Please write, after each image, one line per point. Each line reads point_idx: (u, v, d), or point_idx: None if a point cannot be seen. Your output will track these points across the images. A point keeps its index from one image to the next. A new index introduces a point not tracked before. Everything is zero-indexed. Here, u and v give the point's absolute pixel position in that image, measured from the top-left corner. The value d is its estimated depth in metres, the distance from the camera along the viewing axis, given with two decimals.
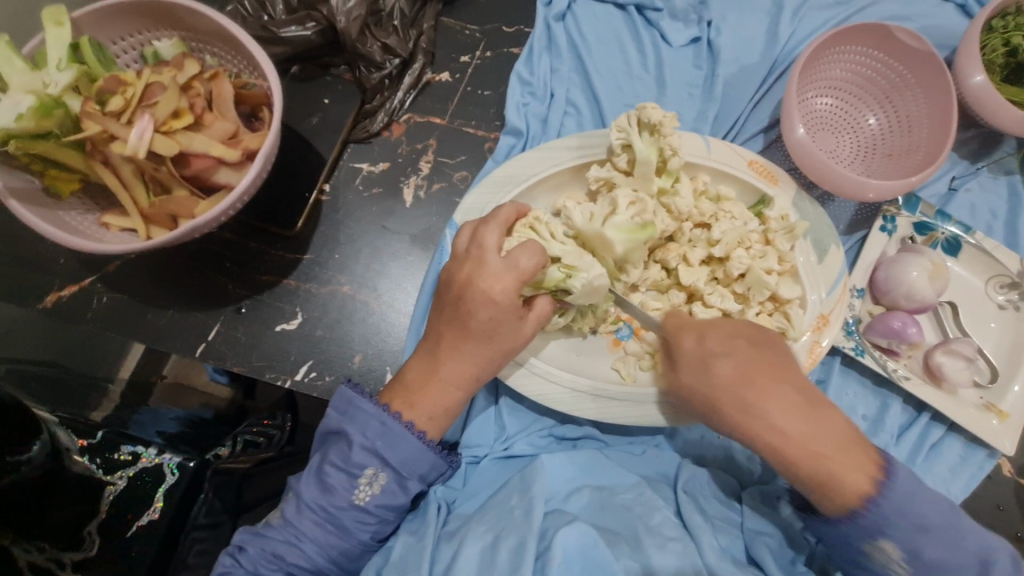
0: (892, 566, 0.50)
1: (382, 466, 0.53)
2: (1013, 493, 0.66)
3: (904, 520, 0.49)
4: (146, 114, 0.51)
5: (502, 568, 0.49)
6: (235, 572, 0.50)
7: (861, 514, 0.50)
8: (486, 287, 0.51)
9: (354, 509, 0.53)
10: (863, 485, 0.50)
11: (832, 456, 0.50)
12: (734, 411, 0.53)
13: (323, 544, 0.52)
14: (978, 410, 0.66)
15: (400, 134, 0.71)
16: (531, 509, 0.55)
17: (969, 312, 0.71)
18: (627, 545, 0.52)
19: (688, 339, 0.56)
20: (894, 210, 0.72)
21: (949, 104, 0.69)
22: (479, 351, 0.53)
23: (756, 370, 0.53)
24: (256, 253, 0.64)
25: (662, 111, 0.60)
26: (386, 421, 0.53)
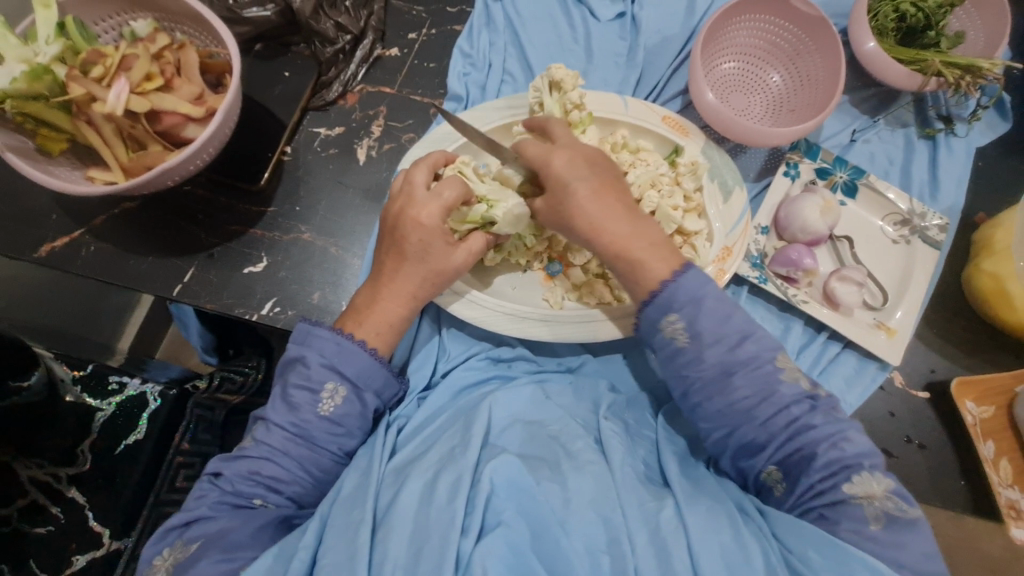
0: (676, 338, 0.57)
1: (341, 380, 0.60)
2: (904, 402, 0.75)
3: (689, 300, 0.56)
4: (123, 78, 0.60)
5: (440, 503, 0.52)
6: (212, 495, 0.57)
7: (656, 293, 0.57)
8: (416, 214, 0.61)
9: (320, 420, 0.59)
10: (662, 271, 0.57)
11: (634, 241, 0.58)
12: (582, 197, 0.58)
13: (297, 457, 0.58)
14: (870, 329, 0.74)
15: (354, 103, 0.79)
16: (468, 444, 0.58)
17: (867, 246, 0.79)
18: (548, 469, 0.56)
19: (557, 159, 0.60)
20: (796, 157, 0.81)
21: (838, 60, 0.78)
22: (415, 270, 0.62)
23: (607, 188, 0.59)
24: (226, 206, 0.73)
25: (566, 71, 0.70)
26: (341, 342, 0.60)
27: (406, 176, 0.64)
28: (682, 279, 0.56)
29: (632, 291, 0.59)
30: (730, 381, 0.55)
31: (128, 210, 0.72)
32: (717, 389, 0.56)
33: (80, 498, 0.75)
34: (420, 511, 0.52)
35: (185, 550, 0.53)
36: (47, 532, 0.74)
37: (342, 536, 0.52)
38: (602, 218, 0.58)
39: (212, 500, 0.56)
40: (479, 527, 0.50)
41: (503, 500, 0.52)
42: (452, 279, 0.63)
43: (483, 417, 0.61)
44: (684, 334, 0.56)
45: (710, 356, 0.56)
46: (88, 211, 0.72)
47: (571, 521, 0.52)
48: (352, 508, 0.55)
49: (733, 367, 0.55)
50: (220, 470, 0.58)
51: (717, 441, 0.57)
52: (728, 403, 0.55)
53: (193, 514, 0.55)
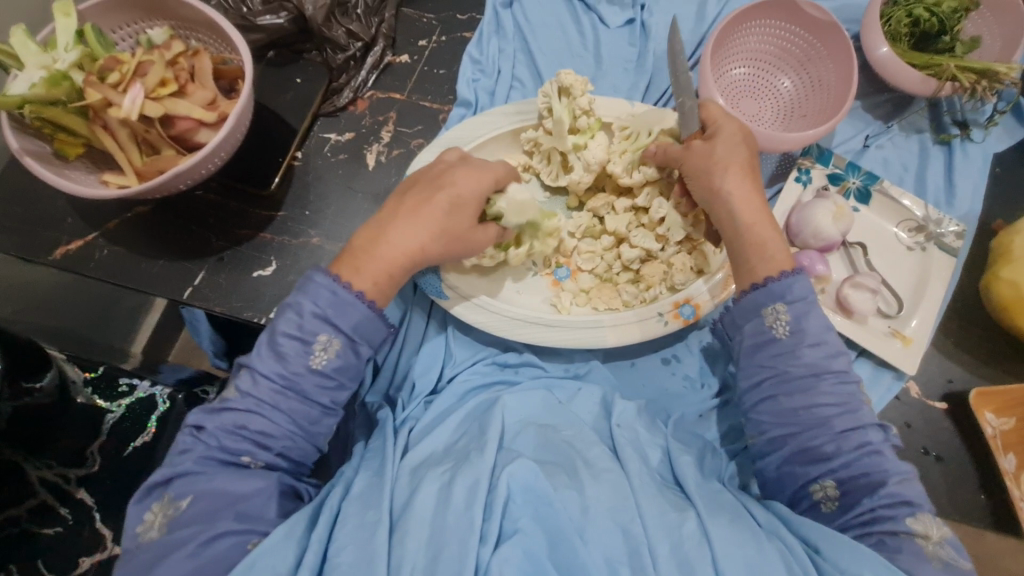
0: (776, 327, 0.58)
1: (335, 333, 0.57)
2: (919, 412, 0.73)
3: (805, 297, 0.58)
4: (138, 83, 0.61)
5: (459, 505, 0.52)
6: (200, 449, 0.54)
7: (773, 278, 0.59)
8: (441, 171, 0.64)
9: (311, 374, 0.56)
10: (783, 261, 0.60)
11: (761, 226, 0.61)
12: (727, 175, 0.62)
13: (287, 412, 0.55)
14: (885, 337, 0.73)
15: (364, 109, 0.80)
16: (485, 448, 0.58)
17: (882, 252, 0.78)
18: (566, 474, 0.55)
19: (730, 126, 0.64)
20: (807, 163, 0.80)
21: (850, 65, 0.77)
22: (415, 222, 0.61)
23: (752, 173, 0.63)
24: (237, 211, 0.74)
25: (576, 76, 0.69)
26: (336, 291, 0.57)
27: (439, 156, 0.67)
28: (799, 277, 0.59)
29: (751, 269, 0.61)
30: (818, 383, 0.56)
31: (141, 214, 0.73)
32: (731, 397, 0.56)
33: (89, 499, 0.75)
34: (437, 511, 0.52)
35: (175, 506, 0.51)
36: (54, 533, 0.74)
37: (356, 535, 0.51)
38: (744, 185, 0.62)
39: (199, 453, 0.54)
40: (497, 535, 0.50)
41: (521, 507, 0.52)
42: (455, 230, 0.62)
43: (498, 421, 0.61)
44: (784, 327, 0.58)
45: (808, 354, 0.57)
46: (103, 215, 0.73)
47: (588, 530, 0.51)
48: (365, 508, 0.54)
49: (821, 370, 0.56)
50: (202, 424, 0.54)
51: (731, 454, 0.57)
52: (793, 370, 0.57)
53: (176, 469, 0.53)
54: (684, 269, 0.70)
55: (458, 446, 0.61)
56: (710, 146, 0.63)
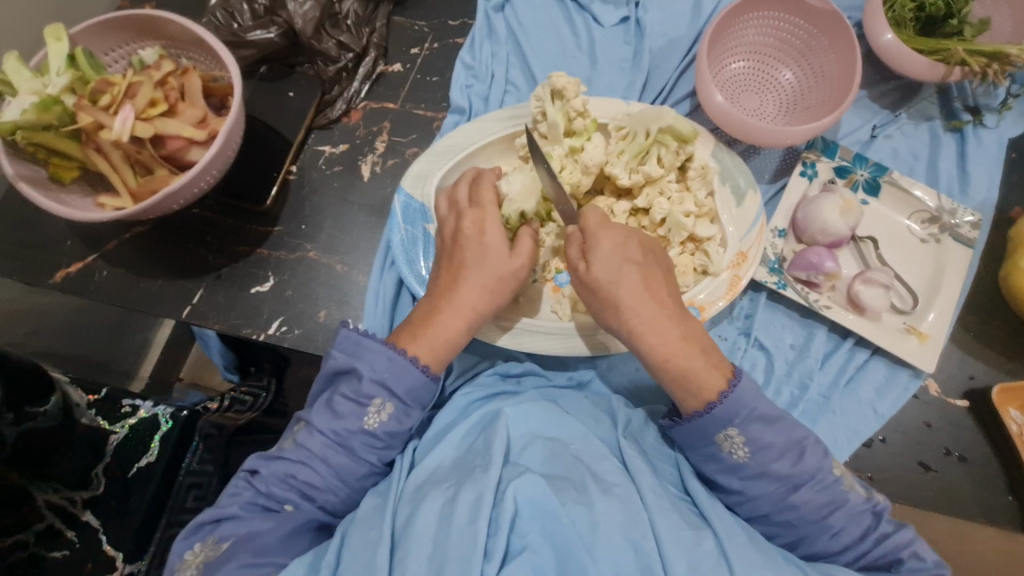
0: (734, 453, 0.58)
1: (389, 397, 0.58)
2: (941, 411, 0.70)
3: (748, 414, 0.57)
4: (127, 105, 0.61)
5: (462, 521, 0.50)
6: (246, 495, 0.56)
7: (714, 405, 0.57)
8: (474, 227, 0.63)
9: (363, 433, 0.58)
10: (718, 383, 0.58)
11: (689, 354, 0.59)
12: (626, 308, 0.59)
13: (336, 466, 0.57)
14: (900, 334, 0.70)
15: (358, 120, 0.79)
16: (489, 463, 0.56)
17: (894, 246, 0.75)
18: (574, 489, 0.54)
19: (607, 243, 0.61)
20: (813, 156, 0.77)
21: (853, 55, 0.75)
22: (477, 278, 0.61)
23: (653, 284, 0.61)
24: (233, 227, 0.73)
25: (568, 78, 0.68)
26: (393, 357, 0.58)
27: (451, 197, 0.66)
28: (739, 390, 0.57)
29: (682, 400, 0.60)
30: (796, 496, 0.56)
31: (139, 235, 0.73)
32: (738, 426, 0.57)
33: (95, 522, 0.73)
34: (441, 529, 0.50)
35: (219, 547, 0.52)
36: (64, 556, 0.73)
37: (360, 555, 0.50)
38: (648, 311, 0.59)
39: (246, 500, 0.55)
40: (502, 552, 0.49)
41: (527, 523, 0.51)
42: (513, 284, 0.62)
43: (503, 434, 0.59)
44: (745, 450, 0.57)
45: (776, 468, 0.57)
46: (102, 236, 0.73)
47: (597, 546, 0.50)
48: (369, 528, 0.53)
49: (797, 481, 0.57)
50: (257, 469, 0.57)
51: (739, 483, 0.58)
52: (764, 491, 0.57)
53: (223, 510, 0.54)
54: (687, 270, 0.68)
55: (464, 461, 0.59)
56: (598, 268, 0.60)
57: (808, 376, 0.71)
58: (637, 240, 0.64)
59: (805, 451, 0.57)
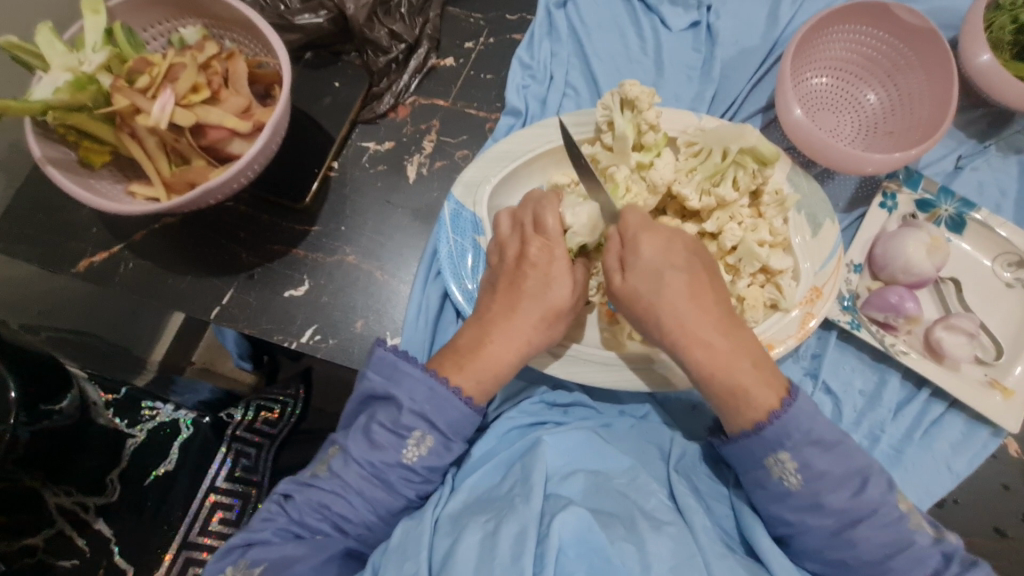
0: (785, 479, 0.50)
1: (429, 429, 0.53)
2: (1020, 472, 0.65)
3: (802, 437, 0.49)
4: (168, 89, 0.56)
5: (504, 560, 0.44)
6: (280, 520, 0.51)
7: (764, 426, 0.49)
8: (540, 254, 0.58)
9: (401, 467, 0.53)
10: (769, 399, 0.50)
11: (744, 371, 0.51)
12: (667, 323, 0.53)
13: (370, 499, 0.52)
14: (982, 387, 0.64)
15: (405, 116, 0.74)
16: (530, 493, 0.50)
17: (978, 290, 0.69)
18: (622, 528, 0.47)
19: (649, 247, 0.55)
20: (894, 186, 0.71)
21: (950, 79, 0.69)
22: (535, 308, 0.57)
23: (700, 290, 0.54)
24: (269, 225, 0.69)
25: (641, 87, 0.62)
26: (434, 385, 0.53)
27: (514, 216, 0.62)
28: (795, 410, 0.49)
29: (729, 420, 0.52)
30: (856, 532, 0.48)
31: (169, 226, 0.69)
32: (806, 471, 0.49)
33: (109, 531, 0.71)
34: (481, 565, 0.44)
35: (250, 573, 0.48)
36: (71, 567, 0.69)
37: None
38: (692, 322, 0.53)
39: (279, 525, 0.51)
40: None
41: (574, 562, 0.45)
42: (569, 317, 0.59)
43: (542, 462, 0.53)
44: (799, 479, 0.49)
45: (832, 501, 0.49)
46: (130, 225, 0.69)
47: None
48: (404, 560, 0.48)
49: (857, 515, 0.48)
50: (290, 494, 0.52)
51: (807, 540, 0.50)
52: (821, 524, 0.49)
53: (254, 534, 0.50)
54: (757, 305, 0.62)
55: (496, 495, 0.53)
56: (635, 279, 0.55)
57: (878, 427, 0.66)
58: (682, 241, 0.57)
59: (868, 482, 0.49)
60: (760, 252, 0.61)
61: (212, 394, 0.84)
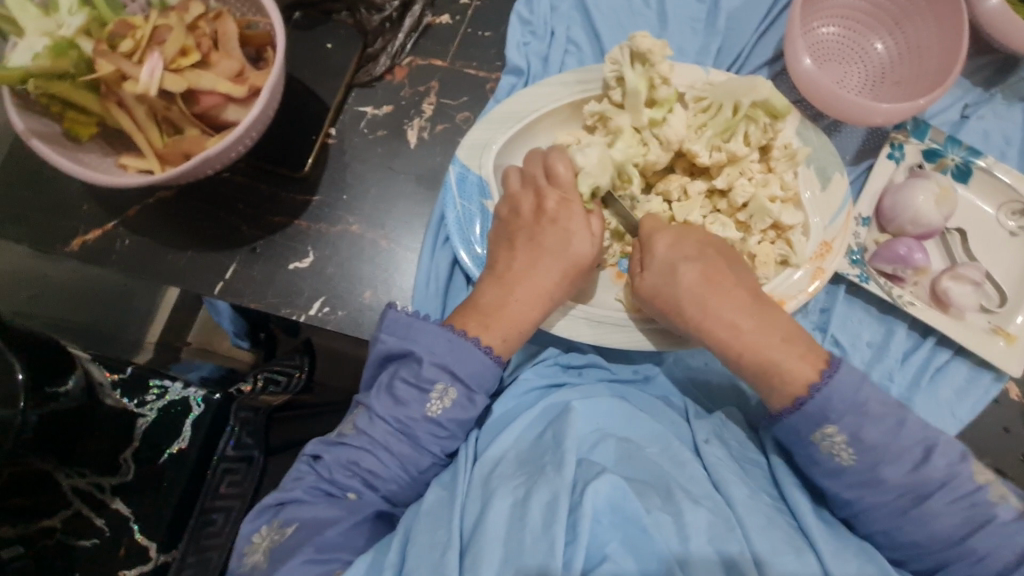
0: (838, 457, 0.49)
1: (452, 380, 0.53)
2: (1021, 415, 0.67)
3: (848, 408, 0.48)
4: (155, 53, 0.53)
5: (535, 528, 0.44)
6: (310, 478, 0.51)
7: (805, 401, 0.50)
8: (557, 209, 0.59)
9: (426, 422, 0.53)
10: (804, 368, 0.51)
11: (771, 347, 0.53)
12: (691, 309, 0.56)
13: (398, 455, 0.52)
14: (986, 334, 0.66)
15: (402, 78, 0.71)
16: (563, 459, 0.49)
17: (983, 238, 0.70)
18: (659, 497, 0.47)
19: (662, 243, 0.59)
20: (901, 137, 0.71)
21: (960, 25, 0.67)
22: (555, 262, 0.58)
23: (716, 276, 0.57)
24: (268, 195, 0.67)
25: (652, 40, 0.60)
26: (453, 338, 0.54)
27: (524, 172, 0.62)
28: (809, 366, 0.49)
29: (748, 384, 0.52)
30: (923, 511, 0.47)
31: (164, 200, 0.66)
32: (839, 425, 0.49)
33: (126, 509, 0.70)
34: (513, 533, 0.45)
35: (283, 532, 0.48)
36: (93, 545, 0.69)
37: (426, 560, 0.45)
38: (717, 310, 0.55)
39: (308, 483, 0.51)
40: (582, 562, 0.43)
41: (607, 531, 0.45)
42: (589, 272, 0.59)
43: (573, 428, 0.53)
44: (851, 454, 0.49)
45: (890, 474, 0.48)
46: (123, 201, 0.66)
47: (688, 562, 0.44)
48: (435, 525, 0.48)
49: (922, 490, 0.47)
50: (319, 454, 0.52)
51: (846, 491, 0.50)
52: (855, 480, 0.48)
53: (287, 493, 0.50)
54: (767, 262, 0.63)
55: (532, 456, 0.53)
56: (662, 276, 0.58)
57: (886, 375, 0.67)
58: (694, 236, 0.60)
59: (931, 453, 0.47)
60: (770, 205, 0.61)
61: (215, 371, 0.80)
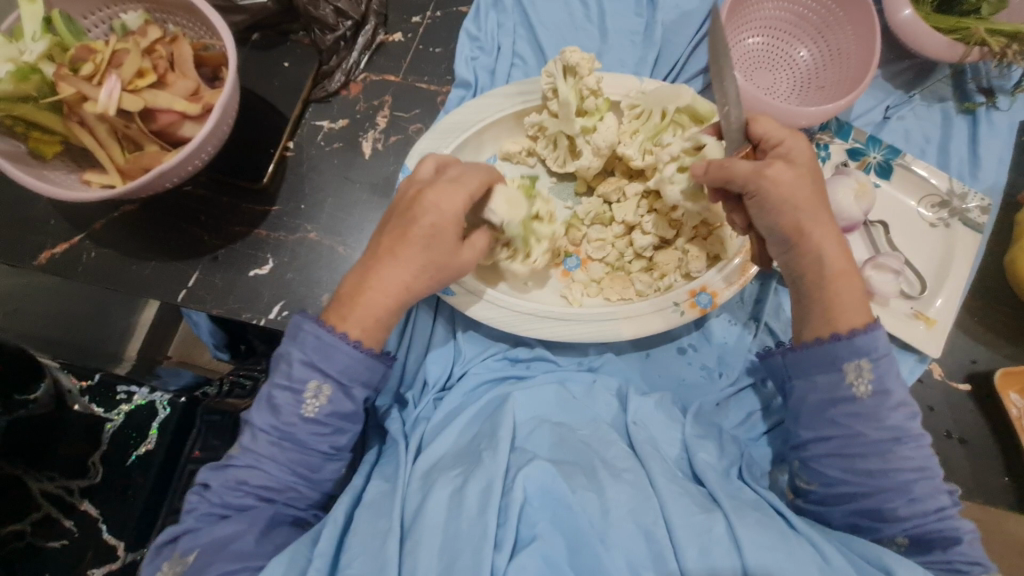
0: (857, 386, 0.53)
1: (323, 378, 0.54)
2: (942, 395, 0.71)
3: (890, 350, 0.53)
4: (113, 75, 0.57)
5: (471, 512, 0.49)
6: (202, 507, 0.53)
7: (860, 331, 0.53)
8: (435, 199, 0.56)
9: (306, 423, 0.54)
10: (864, 314, 0.54)
11: (846, 276, 0.55)
12: (806, 224, 0.54)
13: (286, 459, 0.54)
14: (908, 319, 0.70)
15: (357, 93, 0.75)
16: (498, 447, 0.54)
17: (905, 230, 0.75)
18: (583, 475, 0.52)
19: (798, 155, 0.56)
20: (826, 138, 0.76)
21: (874, 33, 0.72)
22: (411, 255, 0.56)
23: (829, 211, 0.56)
24: (229, 207, 0.70)
25: (581, 53, 0.64)
26: (322, 335, 0.55)
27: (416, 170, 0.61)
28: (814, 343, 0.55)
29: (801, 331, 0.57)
30: None
31: (128, 214, 0.70)
32: None
33: (95, 510, 0.73)
34: (451, 518, 0.49)
35: (184, 561, 0.50)
36: (61, 545, 0.72)
37: (367, 545, 0.49)
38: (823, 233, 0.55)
39: (202, 511, 0.53)
40: (513, 541, 0.48)
41: (538, 511, 0.49)
42: (454, 273, 0.58)
43: (510, 419, 0.58)
44: (867, 386, 0.53)
45: None
46: (88, 215, 0.69)
47: (609, 533, 0.48)
48: (376, 514, 0.51)
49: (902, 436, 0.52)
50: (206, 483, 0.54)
51: None
52: None
53: (181, 527, 0.53)
54: (699, 256, 0.65)
55: (470, 447, 0.58)
56: (793, 176, 0.54)
57: None
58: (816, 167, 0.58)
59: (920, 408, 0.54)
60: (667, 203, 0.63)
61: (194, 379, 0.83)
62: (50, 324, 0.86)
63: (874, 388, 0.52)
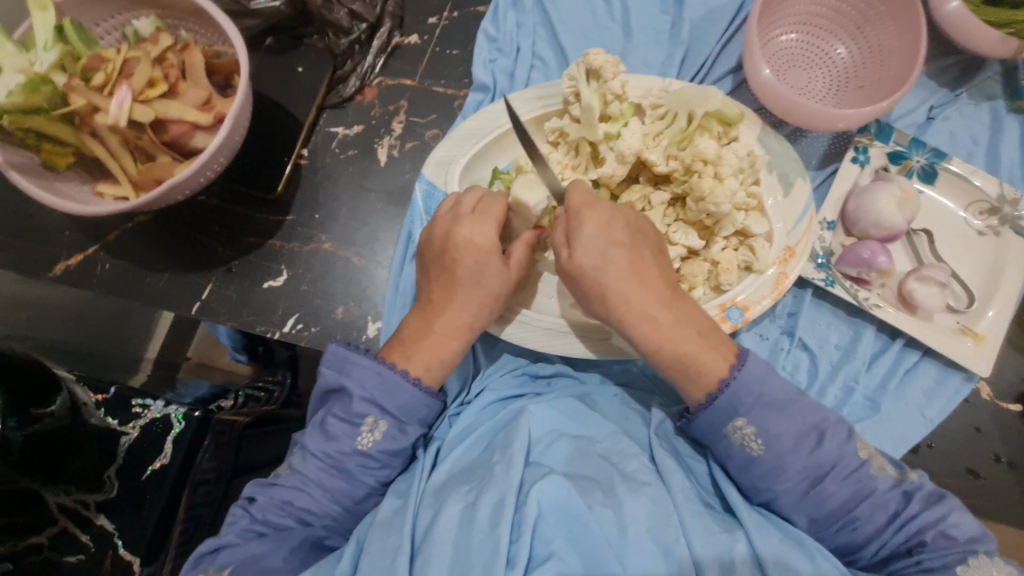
0: (748, 447, 0.51)
1: (381, 413, 0.54)
2: (990, 414, 0.67)
3: (756, 401, 0.51)
4: (124, 85, 0.55)
5: (482, 529, 0.46)
6: (242, 521, 0.52)
7: (717, 396, 0.52)
8: (467, 235, 0.56)
9: (358, 455, 0.54)
10: (718, 369, 0.52)
11: (683, 337, 0.53)
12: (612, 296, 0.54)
13: (331, 489, 0.53)
14: (954, 335, 0.66)
15: (372, 98, 0.73)
16: (511, 461, 0.51)
17: (949, 240, 0.70)
18: (601, 492, 0.49)
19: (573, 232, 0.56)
20: (865, 141, 0.71)
21: (918, 29, 0.68)
22: (469, 295, 0.56)
23: (642, 266, 0.55)
24: (243, 217, 0.69)
25: (606, 56, 0.61)
26: (382, 371, 0.54)
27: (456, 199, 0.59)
28: (742, 377, 0.51)
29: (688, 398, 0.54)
30: (863, 524, 0.50)
31: (144, 224, 0.69)
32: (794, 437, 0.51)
33: (110, 525, 0.70)
34: (461, 534, 0.46)
35: None
36: (77, 561, 0.70)
37: (377, 564, 0.47)
38: (637, 299, 0.54)
39: (241, 527, 0.51)
40: (526, 559, 0.45)
41: (552, 528, 0.47)
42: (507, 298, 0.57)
43: (525, 429, 0.55)
44: (760, 444, 0.51)
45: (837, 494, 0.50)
46: (101, 225, 0.69)
47: (627, 552, 0.46)
48: (388, 531, 0.49)
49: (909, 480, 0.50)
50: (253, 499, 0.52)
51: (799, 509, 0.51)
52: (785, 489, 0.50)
53: (220, 540, 0.51)
54: (731, 268, 0.62)
55: (484, 461, 0.55)
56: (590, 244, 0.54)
57: (854, 378, 0.68)
58: (624, 218, 0.56)
59: (823, 436, 0.50)
60: (702, 205, 0.60)
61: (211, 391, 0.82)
62: (66, 327, 0.81)
63: (763, 444, 0.51)
